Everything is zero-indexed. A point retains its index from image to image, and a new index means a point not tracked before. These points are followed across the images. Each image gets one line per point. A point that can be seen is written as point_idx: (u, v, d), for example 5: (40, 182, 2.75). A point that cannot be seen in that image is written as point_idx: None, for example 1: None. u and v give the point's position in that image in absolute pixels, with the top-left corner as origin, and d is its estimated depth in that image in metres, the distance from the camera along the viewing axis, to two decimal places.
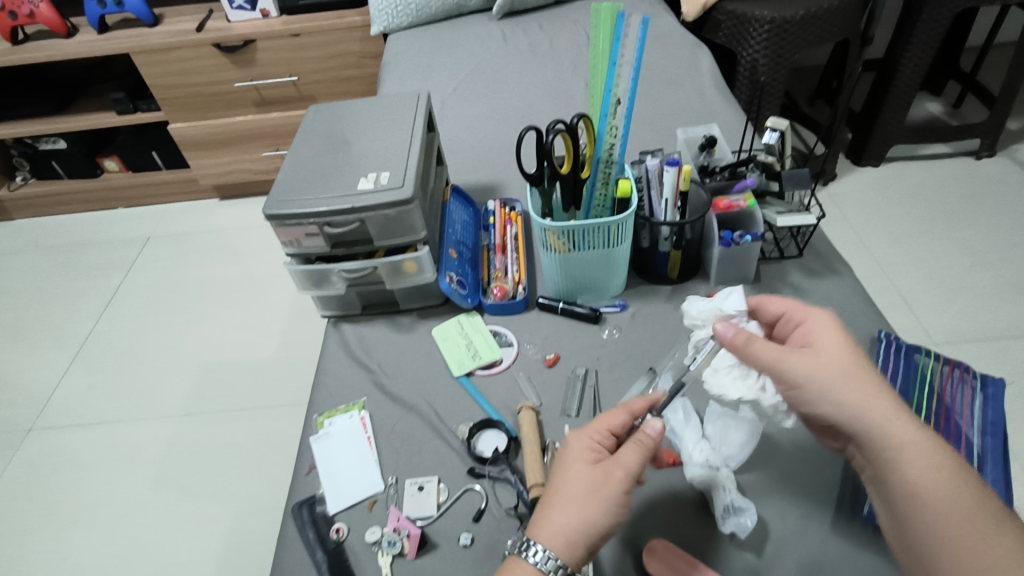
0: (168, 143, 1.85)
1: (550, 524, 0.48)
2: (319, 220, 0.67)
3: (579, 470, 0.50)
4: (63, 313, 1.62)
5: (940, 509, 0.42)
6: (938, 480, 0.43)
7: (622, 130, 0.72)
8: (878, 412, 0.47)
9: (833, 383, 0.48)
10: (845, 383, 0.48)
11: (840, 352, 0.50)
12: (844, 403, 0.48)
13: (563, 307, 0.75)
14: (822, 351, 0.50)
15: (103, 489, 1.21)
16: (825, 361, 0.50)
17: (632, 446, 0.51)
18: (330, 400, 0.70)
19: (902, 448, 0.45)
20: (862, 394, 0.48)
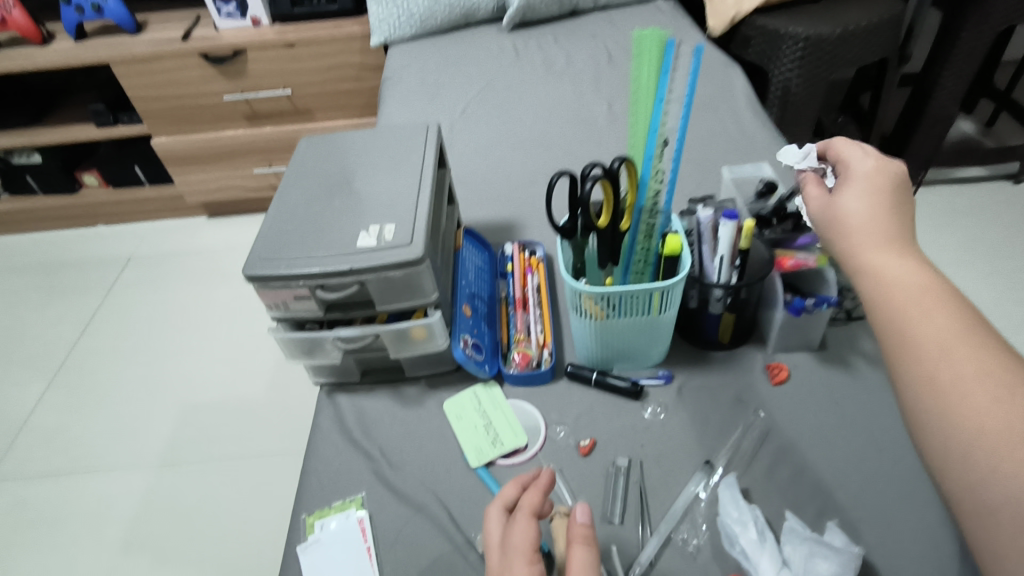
0: (152, 159, 1.73)
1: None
2: (310, 282, 0.56)
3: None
4: (35, 343, 1.49)
5: (919, 332, 0.39)
6: (924, 305, 0.40)
7: (669, 174, 0.61)
8: (881, 242, 0.45)
9: (838, 210, 0.48)
10: (850, 207, 0.47)
11: (864, 180, 0.48)
12: (843, 226, 0.47)
13: (597, 378, 0.64)
14: (845, 189, 0.49)
15: (72, 548, 1.09)
16: (838, 199, 0.49)
17: (580, 551, 0.43)
18: (323, 496, 0.59)
19: (886, 267, 0.43)
20: (863, 216, 0.46)
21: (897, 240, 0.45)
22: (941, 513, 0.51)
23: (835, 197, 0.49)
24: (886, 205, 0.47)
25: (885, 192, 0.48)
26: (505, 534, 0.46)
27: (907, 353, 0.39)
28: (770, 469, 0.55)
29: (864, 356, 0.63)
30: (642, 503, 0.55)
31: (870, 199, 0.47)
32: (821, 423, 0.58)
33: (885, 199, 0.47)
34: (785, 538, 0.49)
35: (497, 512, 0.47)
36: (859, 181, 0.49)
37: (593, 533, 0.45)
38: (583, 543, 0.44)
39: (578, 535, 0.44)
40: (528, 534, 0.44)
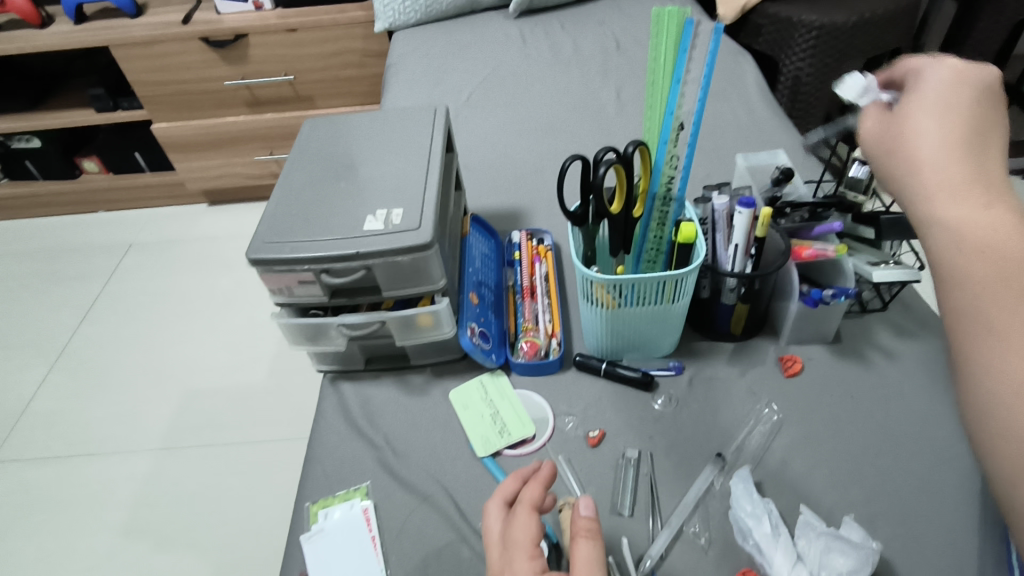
0: (153, 144, 1.71)
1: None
2: (316, 266, 0.55)
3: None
4: (34, 329, 1.48)
5: (1004, 327, 0.32)
6: (1018, 292, 0.32)
7: (684, 160, 0.59)
8: (971, 193, 0.35)
9: (912, 150, 0.38)
10: (930, 150, 0.38)
11: (950, 113, 0.38)
12: (917, 169, 0.38)
13: (607, 368, 0.62)
14: (924, 120, 0.39)
15: (70, 535, 1.08)
16: (913, 133, 0.39)
17: (585, 544, 0.41)
18: (327, 485, 0.58)
19: (973, 228, 0.34)
20: (945, 159, 0.37)
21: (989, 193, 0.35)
22: (958, 508, 0.50)
23: (909, 129, 0.39)
24: (975, 147, 0.37)
25: (973, 128, 0.38)
26: (506, 528, 0.44)
27: (991, 353, 0.32)
28: (785, 462, 0.54)
29: (880, 350, 0.62)
30: (652, 495, 0.54)
31: (954, 137, 0.37)
32: (836, 416, 0.57)
33: (973, 138, 0.37)
34: (799, 531, 0.48)
35: (496, 506, 0.46)
36: (939, 114, 0.39)
37: (598, 528, 0.43)
38: (588, 538, 0.42)
39: (582, 530, 0.43)
40: (529, 528, 0.43)
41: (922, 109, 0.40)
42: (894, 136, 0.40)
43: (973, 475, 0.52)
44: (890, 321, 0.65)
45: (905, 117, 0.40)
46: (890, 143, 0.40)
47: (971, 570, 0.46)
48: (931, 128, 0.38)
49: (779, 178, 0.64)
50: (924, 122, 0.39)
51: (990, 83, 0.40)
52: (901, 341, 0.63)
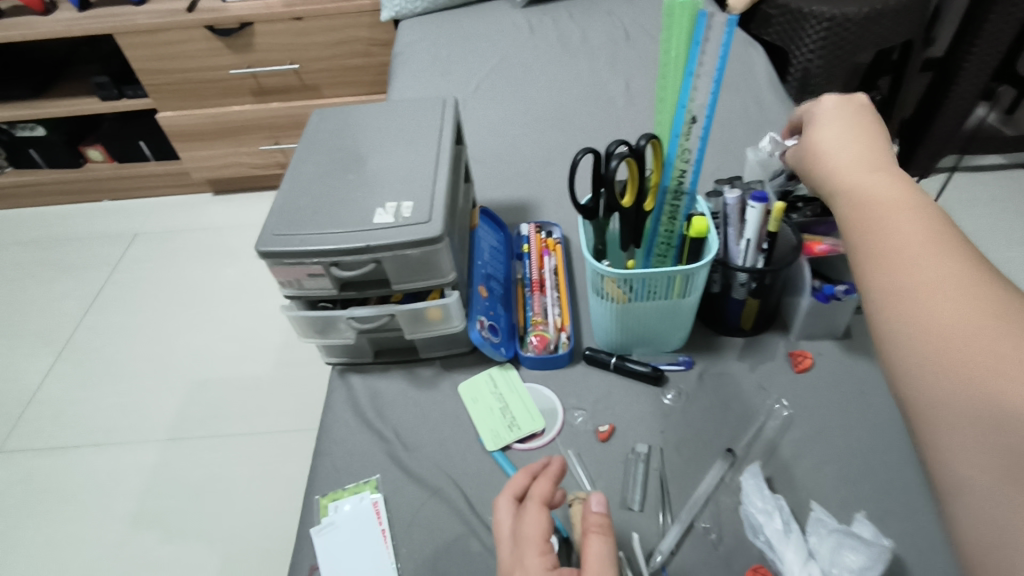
0: (157, 133, 1.71)
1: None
2: (325, 259, 0.55)
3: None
4: (40, 318, 1.48)
5: (904, 260, 0.35)
6: (911, 229, 0.36)
7: (695, 154, 0.58)
8: (864, 172, 0.41)
9: (820, 151, 0.45)
10: (835, 149, 0.44)
11: (844, 120, 0.46)
12: (826, 164, 0.44)
13: (616, 363, 0.62)
14: (827, 130, 0.46)
15: (80, 524, 1.09)
16: (818, 138, 0.46)
17: (597, 542, 0.41)
18: (337, 477, 0.58)
19: (872, 192, 0.39)
20: (843, 151, 0.44)
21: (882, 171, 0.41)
22: None
23: (815, 137, 0.46)
24: (867, 147, 0.43)
25: (866, 135, 0.45)
26: (516, 525, 0.44)
27: (890, 284, 0.34)
28: (796, 458, 0.54)
29: None
30: (662, 490, 0.53)
31: (849, 141, 0.44)
32: (847, 412, 0.57)
33: (866, 142, 0.44)
34: (811, 528, 0.47)
35: (506, 502, 0.45)
36: (835, 120, 0.46)
37: (609, 524, 0.43)
38: (600, 535, 0.42)
39: (593, 526, 0.43)
40: (540, 525, 0.43)
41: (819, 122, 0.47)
42: (805, 144, 0.46)
43: None
44: None
45: (812, 131, 0.47)
46: (804, 154, 0.46)
47: None
48: (830, 133, 0.46)
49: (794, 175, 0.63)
50: (828, 132, 0.46)
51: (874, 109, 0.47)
52: None
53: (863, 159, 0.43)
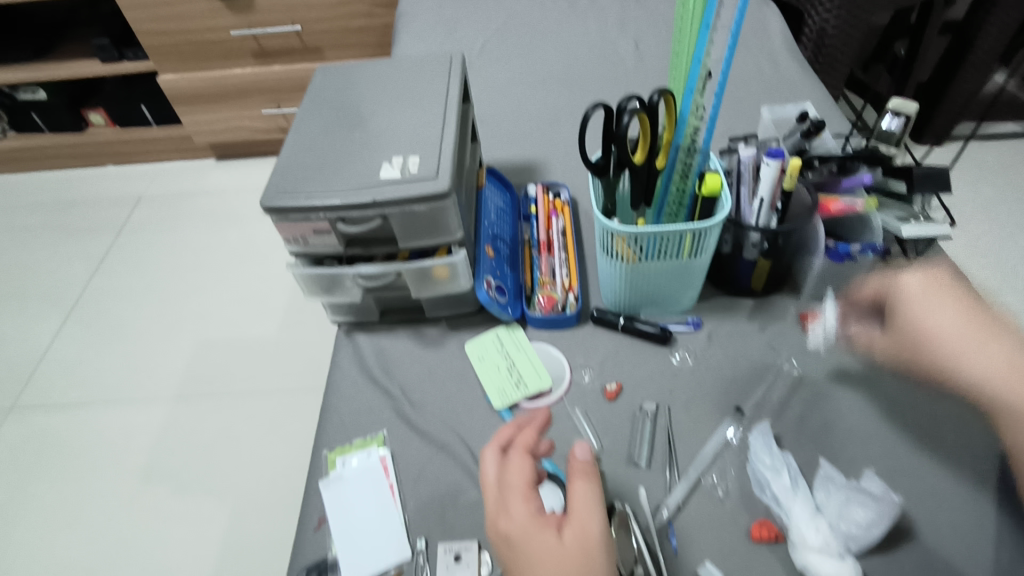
0: (159, 96, 1.68)
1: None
2: (331, 214, 0.54)
3: (542, 553, 0.38)
4: (46, 281, 1.49)
5: None
6: None
7: (710, 110, 0.56)
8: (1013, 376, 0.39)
9: (945, 346, 0.42)
10: (960, 342, 0.42)
11: (943, 293, 0.44)
12: (949, 364, 0.42)
13: (625, 323, 0.62)
14: (931, 318, 0.44)
15: (91, 480, 1.11)
16: (931, 325, 0.43)
17: (583, 486, 0.41)
18: (344, 432, 0.58)
19: None
20: (971, 345, 0.41)
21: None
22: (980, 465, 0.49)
23: (924, 324, 0.44)
24: (988, 331, 0.42)
25: (974, 313, 0.43)
26: (501, 471, 0.43)
27: None
28: (803, 417, 0.54)
29: None
30: (670, 447, 0.54)
31: (966, 328, 0.42)
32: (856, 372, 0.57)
33: (982, 323, 0.42)
34: (819, 485, 0.48)
35: (491, 451, 0.44)
36: (935, 300, 0.44)
37: (595, 469, 0.43)
38: (587, 480, 0.42)
39: (579, 470, 0.43)
40: (526, 472, 0.42)
41: (911, 304, 0.45)
42: (916, 334, 0.44)
43: None
44: None
45: (914, 317, 0.45)
46: (919, 343, 0.44)
47: (989, 524, 0.46)
48: (938, 312, 0.43)
49: (809, 129, 0.61)
50: (935, 314, 0.43)
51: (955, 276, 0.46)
52: None
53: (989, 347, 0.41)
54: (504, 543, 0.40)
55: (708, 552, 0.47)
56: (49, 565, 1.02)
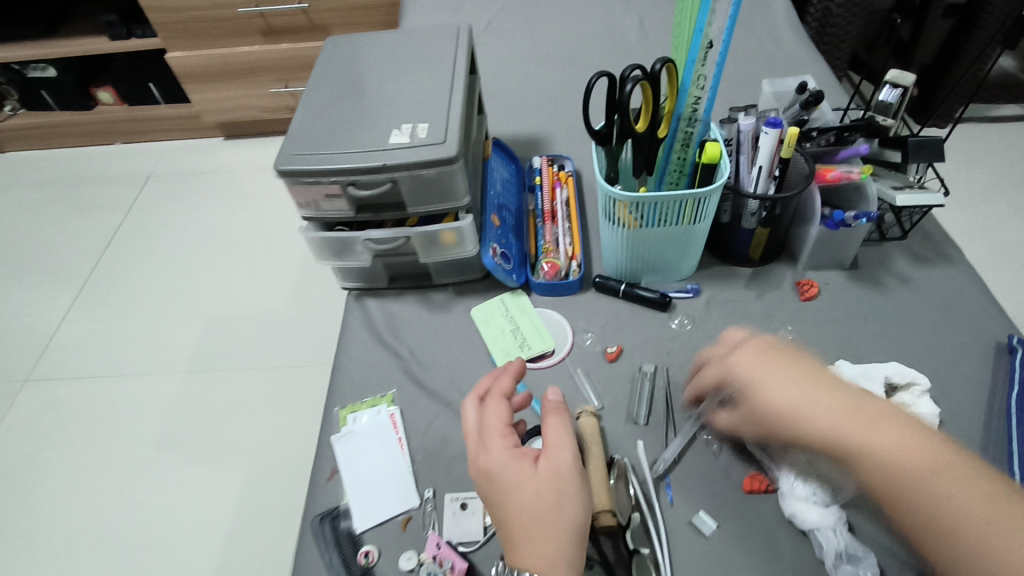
0: (167, 74, 1.70)
1: (544, 561, 0.37)
2: (342, 179, 0.56)
3: (521, 482, 0.40)
4: (59, 256, 1.52)
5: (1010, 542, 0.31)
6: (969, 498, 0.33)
7: (712, 80, 0.57)
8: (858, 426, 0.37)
9: (782, 403, 0.40)
10: (799, 402, 0.39)
11: (775, 359, 0.42)
12: (805, 431, 0.39)
13: (626, 289, 0.64)
14: (762, 379, 0.41)
15: (106, 448, 1.14)
16: (767, 388, 0.41)
17: (556, 423, 0.44)
18: (355, 391, 0.61)
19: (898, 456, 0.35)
20: (812, 403, 0.39)
21: (870, 421, 0.37)
22: (966, 425, 0.51)
23: (760, 385, 0.41)
24: (820, 386, 0.40)
25: (802, 370, 0.41)
26: (480, 416, 0.45)
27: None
28: None
29: (895, 276, 0.63)
30: (667, 405, 0.56)
31: (798, 388, 0.40)
32: (850, 336, 0.59)
33: (811, 379, 0.40)
34: None
35: (470, 400, 0.46)
36: (761, 363, 0.42)
37: (566, 406, 0.46)
38: (558, 416, 0.45)
39: (552, 408, 0.45)
40: (504, 415, 0.45)
41: (745, 374, 0.42)
42: (753, 397, 0.41)
43: (979, 391, 0.53)
44: (907, 248, 0.65)
45: (749, 380, 0.42)
46: (761, 411, 0.41)
47: None
48: (774, 380, 0.41)
49: (809, 101, 0.60)
50: (769, 380, 0.41)
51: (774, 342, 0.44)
52: (918, 269, 0.64)
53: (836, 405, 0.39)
54: (485, 478, 0.42)
55: (703, 502, 0.50)
56: (68, 526, 1.05)
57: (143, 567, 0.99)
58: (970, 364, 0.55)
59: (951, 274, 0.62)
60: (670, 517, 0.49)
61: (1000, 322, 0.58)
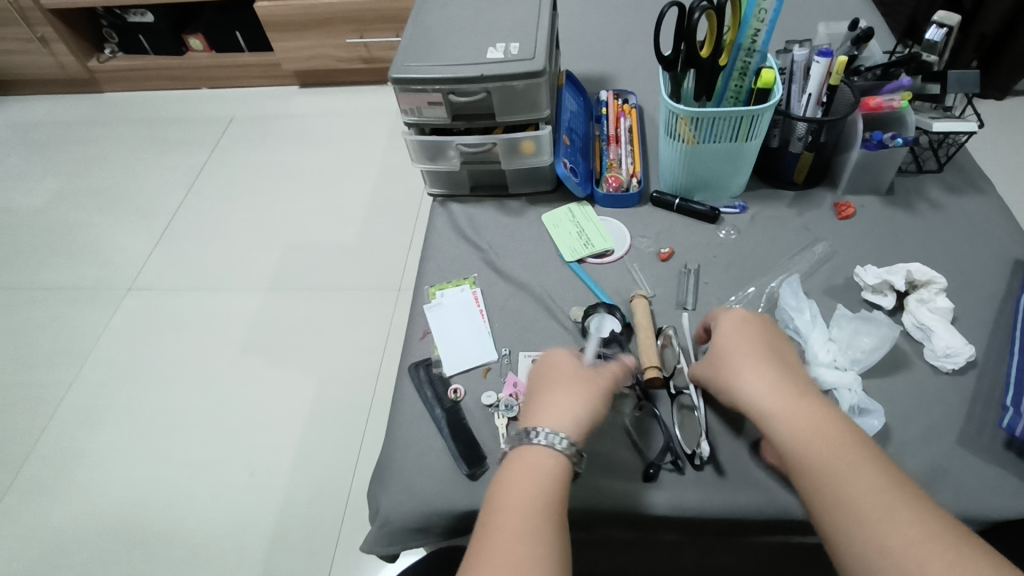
0: (253, 24, 1.82)
1: (552, 416, 0.49)
2: (444, 87, 0.66)
3: (568, 361, 0.54)
4: (152, 185, 1.67)
5: (861, 502, 0.40)
6: (849, 461, 0.42)
7: (772, 13, 0.63)
8: (789, 391, 0.47)
9: (732, 366, 0.50)
10: (750, 372, 0.48)
11: (745, 333, 0.51)
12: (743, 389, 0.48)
13: (680, 203, 0.72)
14: (728, 347, 0.51)
15: (198, 348, 1.29)
16: (727, 353, 0.51)
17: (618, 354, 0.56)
18: (441, 274, 0.71)
19: (798, 426, 0.44)
20: (754, 373, 0.48)
21: (797, 394, 0.46)
22: (978, 322, 0.59)
23: (720, 354, 0.51)
24: (772, 361, 0.49)
25: (762, 345, 0.50)
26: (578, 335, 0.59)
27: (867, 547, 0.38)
28: (829, 278, 0.64)
29: (928, 202, 0.70)
30: (708, 295, 0.65)
31: (749, 355, 0.50)
32: (879, 249, 0.66)
33: (766, 352, 0.50)
34: (834, 323, 0.58)
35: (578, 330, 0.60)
36: (733, 331, 0.52)
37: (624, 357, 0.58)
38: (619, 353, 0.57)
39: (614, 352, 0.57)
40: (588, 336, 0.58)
41: (735, 353, 0.50)
42: (716, 356, 0.52)
43: (993, 297, 0.61)
44: (942, 179, 0.72)
45: (719, 344, 0.52)
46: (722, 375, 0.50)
47: (976, 363, 0.56)
48: (739, 350, 0.50)
49: (858, 39, 0.67)
50: (737, 350, 0.50)
51: (759, 322, 0.53)
52: (950, 197, 0.70)
53: (796, 400, 0.46)
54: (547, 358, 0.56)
55: None
56: (166, 411, 1.20)
57: (233, 447, 1.14)
58: (989, 277, 0.62)
59: (980, 202, 0.69)
60: None
61: (1020, 244, 0.65)
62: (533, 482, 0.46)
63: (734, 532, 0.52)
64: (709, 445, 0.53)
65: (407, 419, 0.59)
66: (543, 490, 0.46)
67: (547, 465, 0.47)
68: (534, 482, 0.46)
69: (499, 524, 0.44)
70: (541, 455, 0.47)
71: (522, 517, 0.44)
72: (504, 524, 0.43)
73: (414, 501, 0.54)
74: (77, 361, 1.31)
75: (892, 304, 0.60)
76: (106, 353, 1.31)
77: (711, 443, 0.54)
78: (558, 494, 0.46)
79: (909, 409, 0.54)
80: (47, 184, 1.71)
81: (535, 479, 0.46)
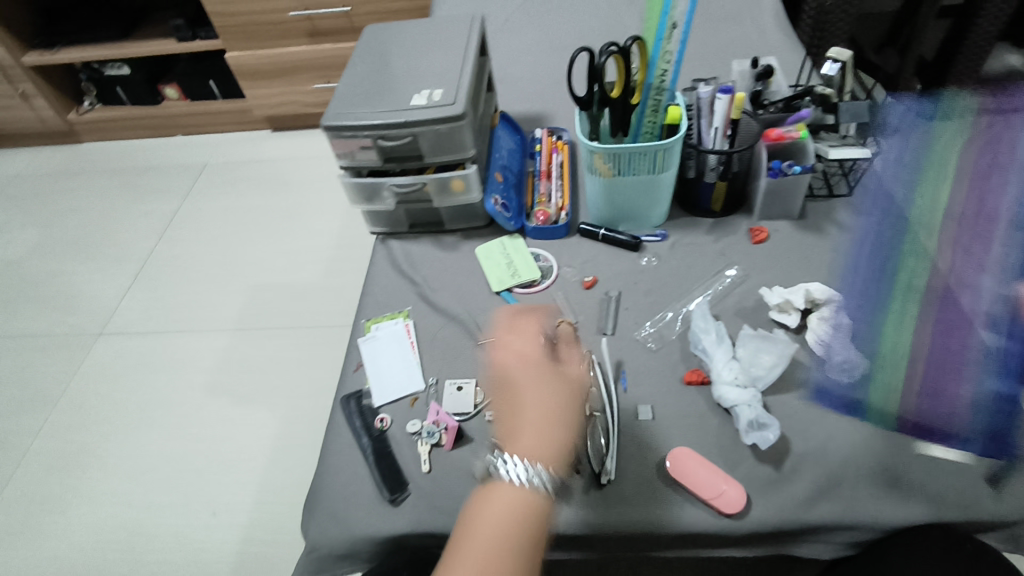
0: (225, 73, 1.89)
1: (532, 448, 0.49)
2: (374, 133, 0.70)
3: (537, 383, 0.52)
4: (125, 232, 1.71)
5: None
6: None
7: (676, 55, 0.69)
8: None
9: None
10: None
11: None
12: None
13: (604, 234, 0.76)
14: None
15: (163, 392, 1.30)
16: None
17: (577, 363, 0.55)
18: (377, 308, 0.74)
19: None
20: None
21: None
22: None
23: None
24: None
25: None
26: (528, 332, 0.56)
27: None
28: (740, 301, 0.67)
29: (836, 225, 0.74)
30: (626, 320, 0.68)
31: None
32: (789, 271, 0.70)
33: None
34: (739, 343, 0.61)
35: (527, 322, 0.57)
36: None
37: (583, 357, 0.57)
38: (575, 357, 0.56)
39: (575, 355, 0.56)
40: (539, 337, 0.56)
41: None
42: None
43: None
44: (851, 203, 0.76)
45: None
46: None
47: None
48: None
49: (760, 75, 0.75)
50: None
51: None
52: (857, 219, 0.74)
53: None
54: (513, 375, 0.53)
55: (650, 392, 0.61)
56: (130, 454, 1.21)
57: (195, 489, 1.14)
58: None
59: None
60: (623, 401, 0.61)
61: None
62: (517, 529, 0.46)
63: (642, 547, 0.55)
64: (616, 464, 0.56)
65: (336, 451, 0.61)
66: (519, 539, 0.46)
67: (522, 505, 0.47)
68: (506, 518, 0.47)
69: (465, 554, 0.45)
70: (513, 496, 0.48)
71: (489, 545, 0.45)
72: (469, 550, 0.45)
73: (338, 530, 0.56)
74: (45, 407, 1.32)
75: (796, 322, 0.63)
76: (74, 398, 1.33)
77: (620, 462, 0.56)
78: (533, 543, 0.46)
79: (807, 424, 0.56)
80: (23, 234, 1.74)
81: (508, 513, 0.47)
